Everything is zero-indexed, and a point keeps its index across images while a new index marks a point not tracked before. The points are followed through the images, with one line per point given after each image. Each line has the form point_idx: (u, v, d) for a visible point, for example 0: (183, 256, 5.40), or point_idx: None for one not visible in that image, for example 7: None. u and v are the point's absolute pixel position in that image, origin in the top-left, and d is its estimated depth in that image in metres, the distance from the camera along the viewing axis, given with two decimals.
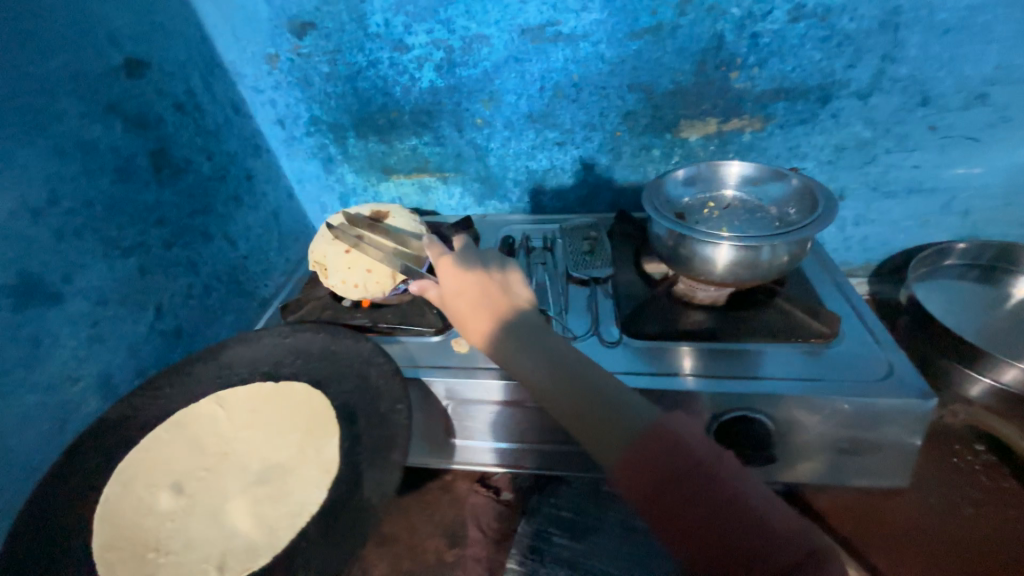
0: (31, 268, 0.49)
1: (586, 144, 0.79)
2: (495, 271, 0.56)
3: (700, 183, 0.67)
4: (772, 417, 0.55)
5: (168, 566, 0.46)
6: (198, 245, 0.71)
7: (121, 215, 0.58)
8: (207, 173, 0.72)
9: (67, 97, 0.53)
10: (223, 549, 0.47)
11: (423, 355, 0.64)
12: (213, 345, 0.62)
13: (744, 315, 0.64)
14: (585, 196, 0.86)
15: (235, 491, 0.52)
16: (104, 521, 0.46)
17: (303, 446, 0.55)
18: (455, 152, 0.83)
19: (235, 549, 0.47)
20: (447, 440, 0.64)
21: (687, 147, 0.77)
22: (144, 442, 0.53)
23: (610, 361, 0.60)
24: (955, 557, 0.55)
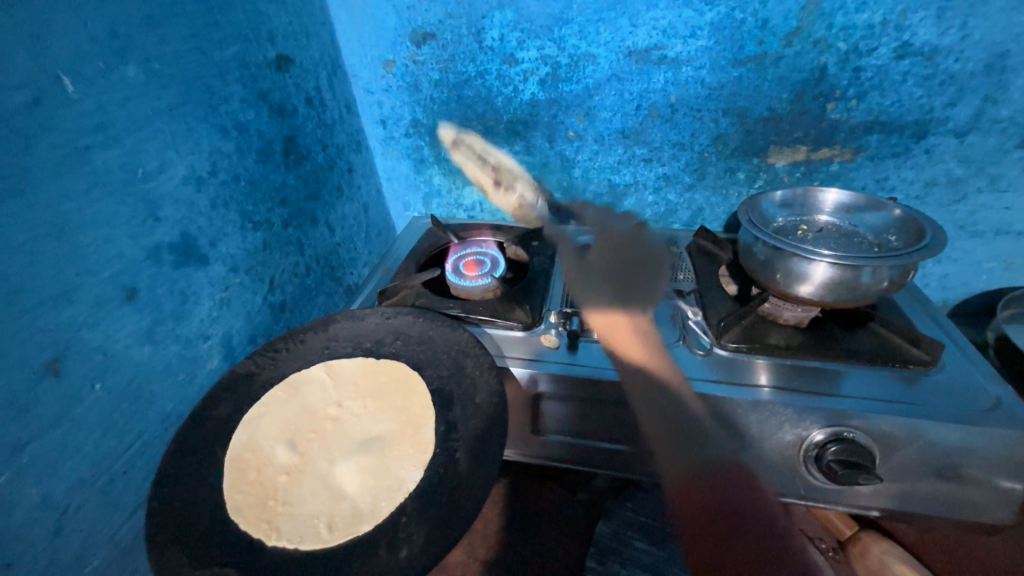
0: (192, 229, 0.55)
1: (673, 163, 0.83)
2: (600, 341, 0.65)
3: (795, 207, 0.70)
4: (870, 437, 0.54)
5: (286, 518, 0.48)
6: (306, 228, 0.76)
7: (257, 192, 0.65)
8: (321, 162, 0.78)
9: (233, 83, 0.60)
10: (333, 510, 0.49)
11: (513, 347, 0.66)
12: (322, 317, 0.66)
13: (836, 336, 0.65)
14: (663, 213, 0.89)
15: (341, 457, 0.55)
16: (232, 463, 0.50)
17: (402, 424, 0.57)
18: (543, 161, 0.87)
19: (345, 511, 0.49)
20: (529, 432, 0.65)
21: (773, 172, 0.80)
22: (264, 398, 0.57)
23: (700, 368, 0.61)
24: None
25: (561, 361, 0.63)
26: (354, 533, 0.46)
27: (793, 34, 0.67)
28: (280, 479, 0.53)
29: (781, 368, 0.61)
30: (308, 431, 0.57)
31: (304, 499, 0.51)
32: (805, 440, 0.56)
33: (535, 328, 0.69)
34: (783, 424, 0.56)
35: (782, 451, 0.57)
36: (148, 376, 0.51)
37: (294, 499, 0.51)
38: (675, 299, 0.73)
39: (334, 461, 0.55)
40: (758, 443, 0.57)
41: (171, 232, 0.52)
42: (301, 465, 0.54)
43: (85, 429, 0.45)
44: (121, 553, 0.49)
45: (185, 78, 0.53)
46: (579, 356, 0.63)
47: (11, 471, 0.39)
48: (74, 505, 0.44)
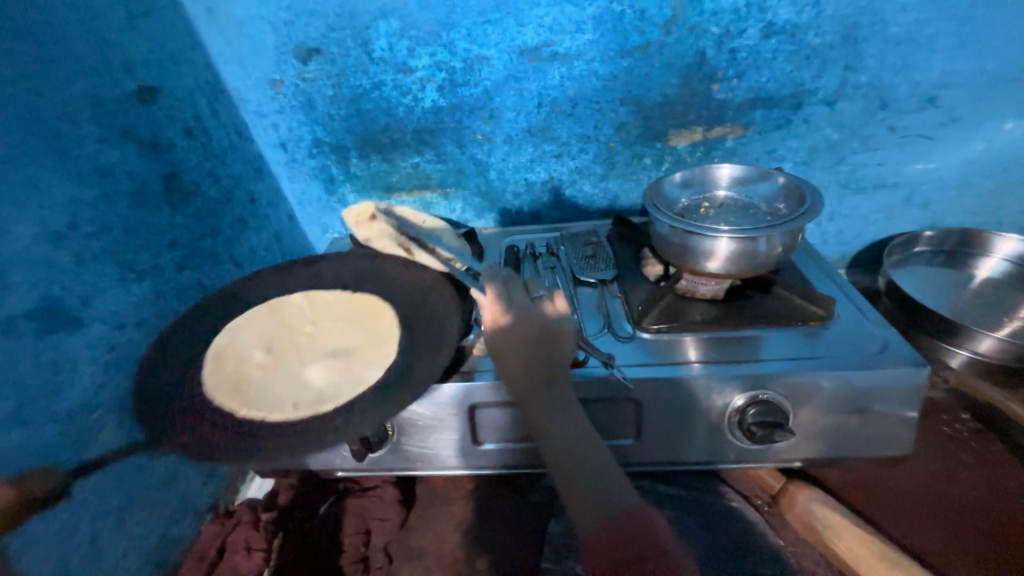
0: (56, 291, 0.49)
1: (582, 155, 0.84)
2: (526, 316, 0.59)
3: (696, 186, 0.73)
4: (782, 395, 0.58)
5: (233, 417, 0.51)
6: (207, 268, 0.70)
7: (136, 238, 0.59)
8: (214, 196, 0.73)
9: (86, 123, 0.54)
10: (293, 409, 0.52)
11: (441, 363, 0.64)
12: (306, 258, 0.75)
13: (744, 304, 0.68)
14: (582, 205, 0.90)
15: (312, 360, 0.61)
16: (210, 356, 0.57)
17: (367, 339, 0.63)
18: (456, 167, 0.86)
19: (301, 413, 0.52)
20: (469, 445, 0.63)
21: (676, 154, 0.83)
22: (246, 314, 0.65)
23: (624, 354, 0.63)
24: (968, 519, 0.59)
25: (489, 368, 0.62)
26: (313, 415, 0.51)
27: (670, 22, 0.70)
28: (252, 370, 0.57)
29: (699, 343, 0.64)
30: (280, 349, 0.62)
31: (274, 386, 0.56)
32: (728, 407, 0.59)
33: (464, 338, 0.67)
34: (705, 396, 0.59)
35: (710, 422, 0.60)
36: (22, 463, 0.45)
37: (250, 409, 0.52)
38: (598, 289, 0.75)
39: (307, 363, 0.60)
40: (686, 417, 0.60)
41: (27, 298, 0.46)
42: (275, 363, 0.60)
43: None
44: None
45: (22, 124, 0.48)
46: None
47: None
48: None
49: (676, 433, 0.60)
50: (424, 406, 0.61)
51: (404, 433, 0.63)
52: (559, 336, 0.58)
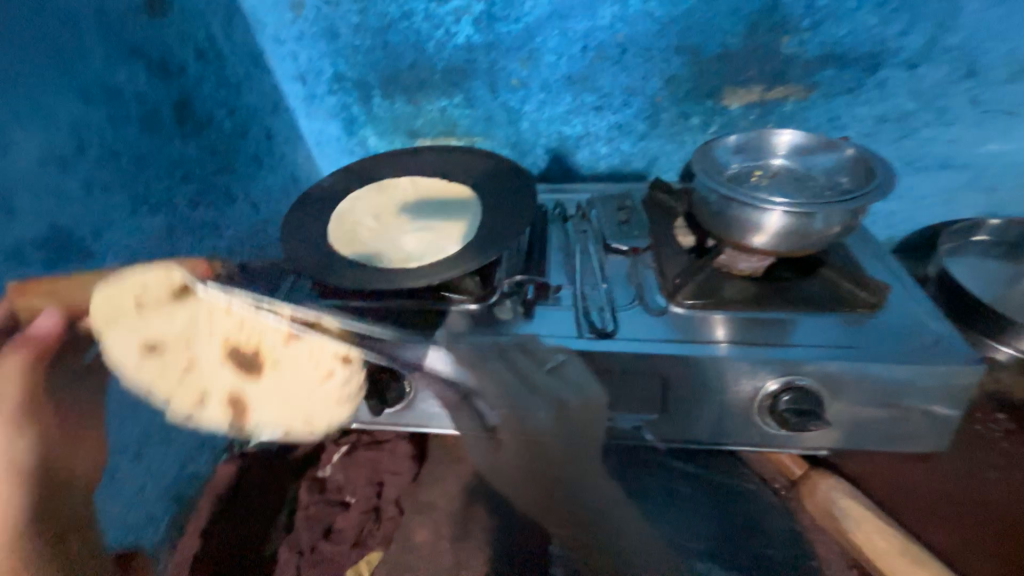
0: (64, 221, 0.46)
1: (624, 110, 0.77)
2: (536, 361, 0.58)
3: (749, 151, 0.66)
4: (818, 382, 0.55)
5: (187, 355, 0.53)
6: (221, 206, 0.67)
7: (148, 169, 0.55)
8: (229, 129, 0.68)
9: (92, 35, 0.49)
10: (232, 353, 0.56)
11: (463, 324, 0.62)
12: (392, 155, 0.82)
13: (788, 284, 0.64)
14: (617, 165, 0.84)
15: (409, 233, 0.72)
16: (335, 219, 0.71)
17: (453, 224, 0.72)
18: (486, 114, 0.80)
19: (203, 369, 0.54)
20: (485, 407, 0.62)
21: (727, 115, 0.75)
22: (357, 192, 0.76)
23: (654, 328, 0.60)
24: (991, 519, 0.57)
25: (514, 333, 0.60)
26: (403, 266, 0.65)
27: None
28: (366, 231, 0.71)
29: (734, 322, 0.61)
30: (382, 217, 0.73)
31: (375, 248, 0.69)
32: (759, 391, 0.56)
33: (487, 300, 0.64)
34: (738, 377, 0.56)
35: (737, 403, 0.58)
36: None
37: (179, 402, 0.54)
38: (630, 257, 0.71)
39: (404, 234, 0.71)
40: (713, 397, 0.57)
41: (34, 226, 0.44)
42: (381, 229, 0.71)
43: None
44: None
45: (22, 31, 0.43)
46: (530, 326, 0.61)
47: None
48: None
49: (699, 411, 0.59)
50: (442, 366, 0.60)
51: (421, 392, 0.61)
52: (595, 416, 0.59)
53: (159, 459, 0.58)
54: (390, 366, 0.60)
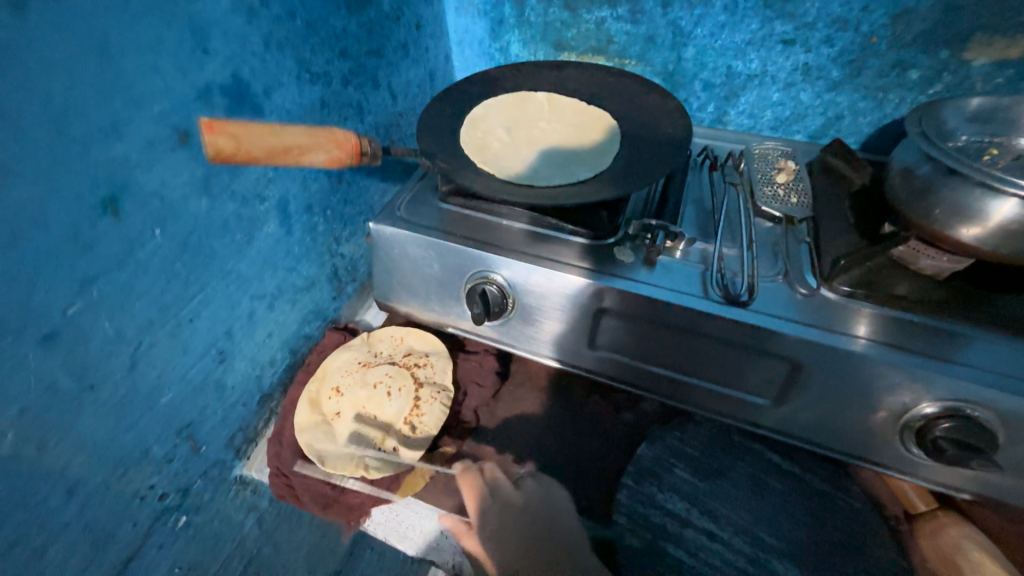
0: (244, 71, 0.48)
1: (822, 49, 0.63)
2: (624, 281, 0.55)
3: (991, 123, 0.52)
4: (991, 416, 0.46)
5: (340, 420, 0.62)
6: (367, 90, 0.67)
7: (314, 36, 0.56)
8: (386, 10, 0.66)
9: None
10: (368, 408, 0.63)
11: (581, 256, 0.59)
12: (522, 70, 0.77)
13: (985, 296, 0.52)
14: (788, 118, 0.71)
15: (538, 152, 0.68)
16: (468, 123, 0.69)
17: (586, 150, 0.67)
18: (649, 34, 0.70)
19: (358, 437, 0.61)
20: (581, 343, 0.60)
21: (962, 74, 0.59)
22: (492, 99, 0.72)
23: (797, 308, 0.52)
24: None
25: (634, 277, 0.56)
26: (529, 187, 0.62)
27: None
28: (495, 142, 0.68)
29: (899, 323, 0.51)
30: (515, 130, 0.70)
31: (502, 161, 0.66)
32: (910, 409, 0.48)
33: (609, 239, 0.60)
34: (887, 387, 0.48)
35: (876, 414, 0.50)
36: (207, 230, 0.50)
37: (311, 384, 0.65)
38: (782, 226, 0.62)
39: (534, 153, 0.68)
40: (846, 399, 0.50)
41: (221, 71, 0.46)
42: (511, 143, 0.68)
43: (150, 272, 0.45)
44: (193, 390, 0.54)
45: None
46: (652, 274, 0.56)
47: (86, 301, 0.41)
48: (146, 343, 0.47)
49: (824, 408, 0.52)
50: (554, 296, 0.58)
51: (523, 313, 0.61)
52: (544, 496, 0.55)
53: (284, 314, 0.64)
54: (498, 279, 0.60)
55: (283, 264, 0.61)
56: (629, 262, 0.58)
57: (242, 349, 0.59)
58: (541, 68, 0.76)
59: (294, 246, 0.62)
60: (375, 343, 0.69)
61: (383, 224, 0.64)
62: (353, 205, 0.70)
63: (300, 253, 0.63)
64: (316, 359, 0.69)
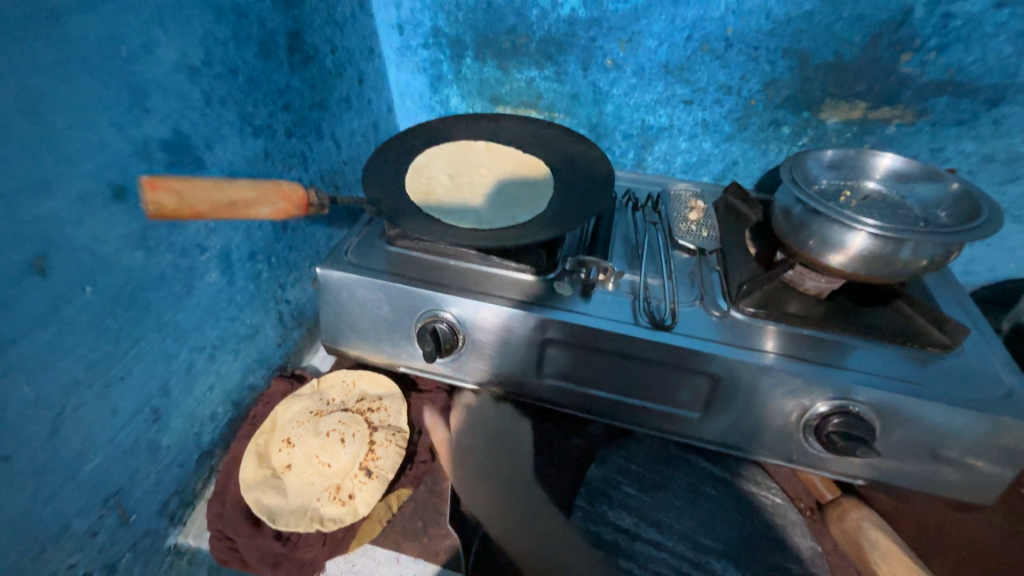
0: (186, 127, 0.49)
1: (715, 108, 0.75)
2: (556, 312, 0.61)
3: (842, 170, 0.65)
4: (869, 410, 0.55)
5: (291, 473, 0.60)
6: (311, 140, 0.69)
7: (257, 92, 0.58)
8: (329, 67, 0.70)
9: None
10: (320, 458, 0.60)
11: (524, 292, 0.63)
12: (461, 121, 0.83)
13: (858, 310, 0.62)
14: (694, 163, 0.82)
15: (480, 196, 0.74)
16: (412, 171, 0.73)
17: (524, 193, 0.73)
18: (573, 92, 0.79)
19: (310, 489, 0.59)
20: (529, 373, 0.64)
21: (821, 129, 0.73)
22: (434, 148, 0.77)
23: (712, 329, 0.60)
24: None
25: (573, 309, 0.61)
26: (472, 230, 0.67)
27: None
28: (439, 188, 0.73)
29: (793, 337, 0.60)
30: (457, 176, 0.75)
31: (447, 205, 0.71)
32: (808, 410, 0.56)
33: (549, 275, 0.65)
34: (788, 392, 0.56)
35: (782, 418, 0.58)
36: (143, 283, 0.48)
37: (259, 436, 0.63)
38: (696, 257, 0.70)
39: (475, 196, 0.73)
40: (758, 408, 0.58)
41: (162, 127, 0.47)
42: (454, 188, 0.73)
43: (77, 330, 0.43)
44: (122, 453, 0.50)
45: None
46: (589, 306, 0.62)
47: (3, 367, 0.38)
48: (70, 406, 0.44)
49: (742, 417, 0.59)
50: (501, 331, 0.62)
51: (474, 348, 0.64)
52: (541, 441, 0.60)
53: (226, 365, 0.62)
54: (448, 317, 0.63)
55: (224, 314, 0.60)
56: (567, 294, 0.63)
57: (178, 405, 0.56)
58: (479, 119, 0.83)
59: (237, 294, 0.61)
60: (328, 390, 0.68)
61: (331, 269, 0.65)
62: (299, 251, 0.71)
63: (242, 301, 0.62)
64: (262, 409, 0.67)
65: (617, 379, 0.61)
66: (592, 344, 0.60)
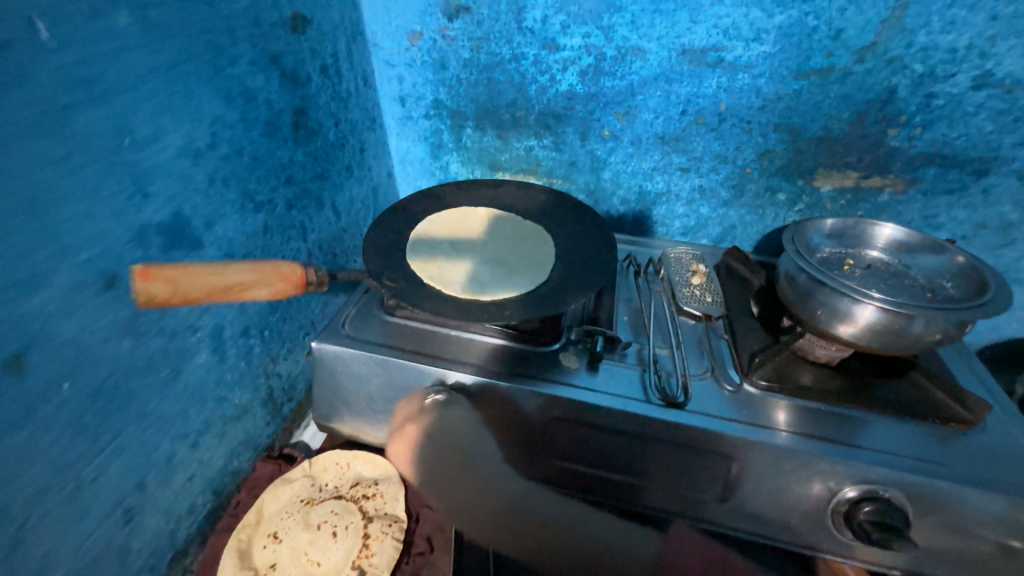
0: (185, 209, 0.48)
1: (711, 175, 0.77)
2: (561, 390, 0.57)
3: (844, 238, 0.65)
4: (900, 495, 0.52)
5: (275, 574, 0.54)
6: (311, 211, 0.69)
7: (260, 169, 0.58)
8: (331, 139, 0.71)
9: (243, 44, 0.53)
10: (309, 555, 0.55)
11: (525, 366, 0.61)
12: (461, 186, 0.83)
13: (873, 382, 0.61)
14: (692, 226, 0.83)
15: (480, 262, 0.72)
16: (412, 238, 0.72)
17: (526, 259, 0.72)
18: (571, 159, 0.81)
19: None
20: (535, 453, 0.60)
21: (816, 197, 0.74)
22: (435, 216, 0.77)
23: (727, 405, 0.57)
24: None
25: (578, 385, 0.58)
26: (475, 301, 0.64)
27: (867, 49, 0.61)
28: (440, 255, 0.71)
29: (812, 413, 0.57)
30: (458, 243, 0.74)
31: (448, 274, 0.68)
32: (837, 495, 0.53)
33: (554, 347, 0.63)
34: (813, 476, 0.53)
35: (808, 504, 0.54)
36: (128, 372, 0.45)
37: (243, 530, 0.57)
38: (702, 323, 0.69)
39: (476, 263, 0.72)
40: (782, 492, 0.54)
41: (161, 211, 0.45)
42: (455, 254, 0.72)
43: (52, 431, 0.39)
44: (88, 564, 0.45)
45: (186, 33, 0.46)
46: (597, 381, 0.59)
47: None
48: (35, 516, 0.39)
49: (765, 502, 0.55)
50: (506, 408, 0.59)
51: None
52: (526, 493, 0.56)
53: (210, 451, 0.58)
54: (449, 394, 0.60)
55: (212, 395, 0.56)
56: (573, 367, 0.61)
57: (154, 501, 0.51)
58: (479, 185, 0.84)
59: (227, 373, 0.58)
60: (319, 476, 0.63)
61: (326, 343, 0.62)
62: (292, 322, 0.68)
63: (231, 380, 0.59)
64: (246, 497, 0.62)
65: (628, 460, 0.57)
66: (600, 424, 0.57)
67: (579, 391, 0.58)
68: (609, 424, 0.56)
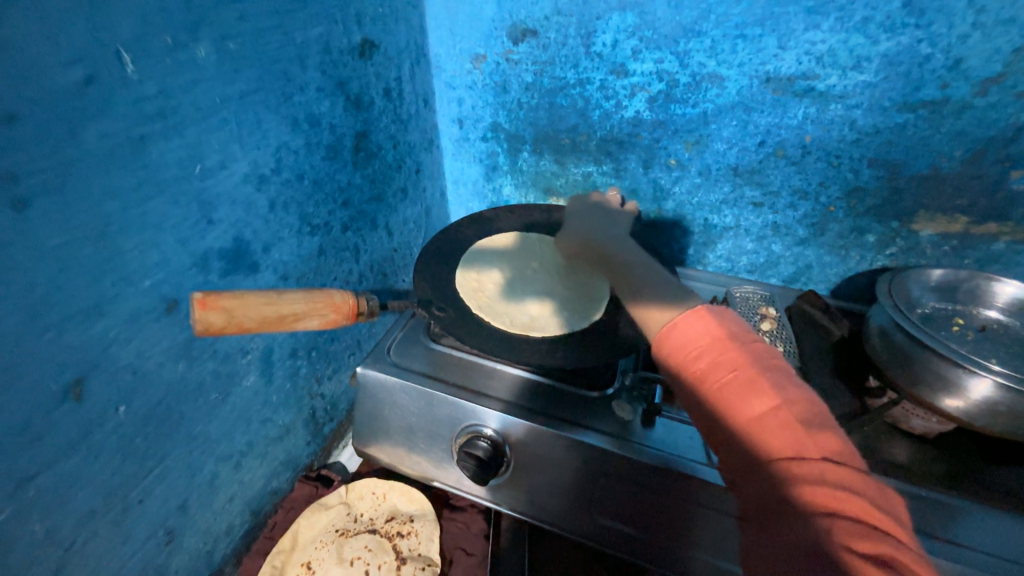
0: (246, 234, 0.48)
1: (788, 212, 0.70)
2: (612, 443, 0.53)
3: (953, 294, 0.57)
4: None
5: None
6: (365, 232, 0.68)
7: (320, 193, 0.58)
8: (389, 161, 0.70)
9: (312, 70, 0.53)
10: None
11: (573, 411, 0.56)
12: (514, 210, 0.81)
13: (985, 469, 0.52)
14: (762, 264, 0.76)
15: (531, 293, 0.69)
16: (462, 264, 0.70)
17: (578, 294, 0.69)
18: (632, 187, 0.77)
19: None
20: (579, 506, 0.55)
21: (913, 240, 0.66)
22: (484, 242, 0.75)
23: None
24: None
25: (632, 439, 0.53)
26: (524, 336, 0.61)
27: (992, 80, 0.53)
28: (489, 283, 0.68)
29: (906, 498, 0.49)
30: (507, 271, 0.71)
31: (498, 304, 0.66)
32: None
33: (605, 392, 0.59)
34: None
35: None
36: (180, 395, 0.45)
37: (276, 556, 0.57)
38: None
39: (526, 294, 0.68)
40: None
41: (223, 237, 0.46)
42: (505, 283, 0.69)
43: (104, 454, 0.40)
44: None
45: (260, 61, 0.46)
46: (653, 437, 0.53)
47: (18, 504, 0.35)
48: (81, 538, 0.40)
49: None
50: (551, 456, 0.55)
51: (516, 471, 0.57)
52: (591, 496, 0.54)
53: (252, 471, 0.58)
54: (489, 434, 0.56)
55: (257, 416, 0.56)
56: (627, 416, 0.56)
57: (194, 522, 0.51)
58: (532, 210, 0.81)
59: (273, 395, 0.58)
60: (355, 505, 0.62)
61: (370, 369, 0.61)
62: (339, 342, 0.68)
63: (277, 402, 0.59)
64: (283, 519, 0.61)
65: (684, 528, 0.51)
66: (653, 483, 0.51)
67: (631, 446, 0.52)
68: (663, 485, 0.51)
